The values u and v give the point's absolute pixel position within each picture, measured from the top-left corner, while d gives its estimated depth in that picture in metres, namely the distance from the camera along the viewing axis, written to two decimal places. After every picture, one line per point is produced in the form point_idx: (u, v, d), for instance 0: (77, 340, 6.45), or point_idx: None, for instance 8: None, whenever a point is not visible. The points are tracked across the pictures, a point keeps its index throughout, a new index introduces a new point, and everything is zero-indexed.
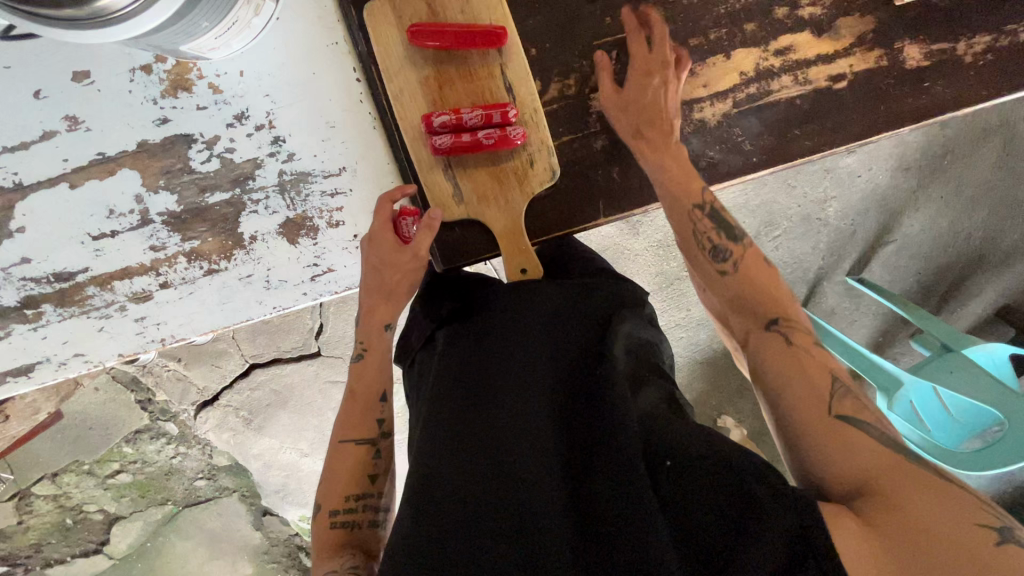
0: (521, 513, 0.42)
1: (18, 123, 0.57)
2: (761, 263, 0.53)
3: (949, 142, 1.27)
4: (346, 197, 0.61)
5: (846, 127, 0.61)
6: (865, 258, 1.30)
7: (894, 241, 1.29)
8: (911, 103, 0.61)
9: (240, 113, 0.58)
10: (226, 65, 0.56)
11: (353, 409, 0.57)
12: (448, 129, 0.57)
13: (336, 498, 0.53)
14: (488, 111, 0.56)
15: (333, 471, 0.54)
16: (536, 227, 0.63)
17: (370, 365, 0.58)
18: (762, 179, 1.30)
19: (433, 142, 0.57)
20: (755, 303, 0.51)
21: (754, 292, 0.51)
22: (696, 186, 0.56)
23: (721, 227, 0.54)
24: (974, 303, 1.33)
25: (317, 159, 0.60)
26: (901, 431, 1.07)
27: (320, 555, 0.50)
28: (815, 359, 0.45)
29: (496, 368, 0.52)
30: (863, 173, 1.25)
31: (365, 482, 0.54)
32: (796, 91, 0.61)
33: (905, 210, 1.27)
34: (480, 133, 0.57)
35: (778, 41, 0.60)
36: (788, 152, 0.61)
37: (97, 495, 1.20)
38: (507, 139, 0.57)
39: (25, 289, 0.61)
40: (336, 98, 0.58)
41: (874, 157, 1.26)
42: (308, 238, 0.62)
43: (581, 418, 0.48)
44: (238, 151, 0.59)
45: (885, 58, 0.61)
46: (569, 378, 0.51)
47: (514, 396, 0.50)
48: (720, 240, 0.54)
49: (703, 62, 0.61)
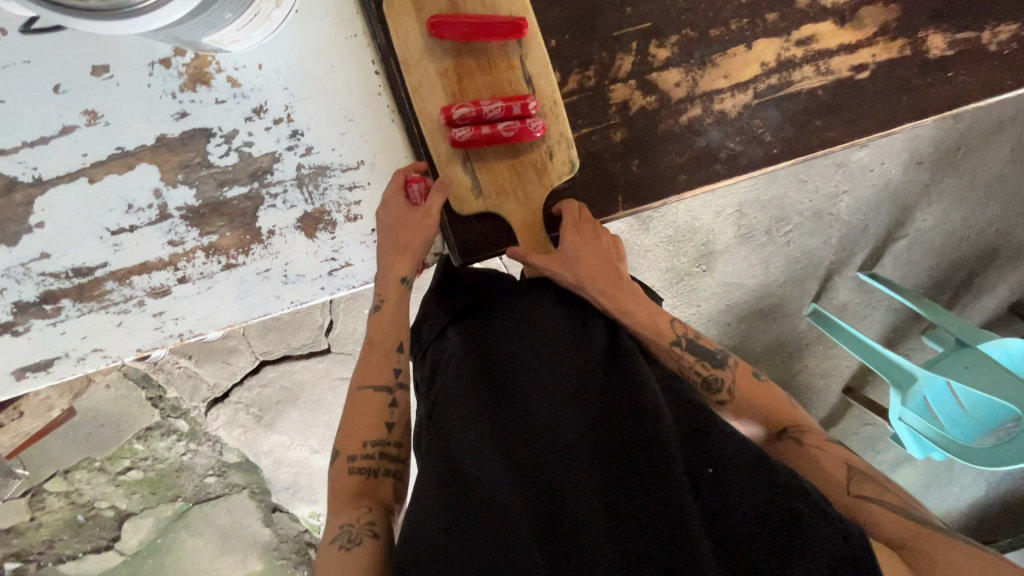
0: (556, 507, 0.43)
1: (37, 118, 0.56)
2: (749, 385, 0.56)
3: (964, 136, 1.26)
4: (364, 190, 0.61)
5: (868, 118, 0.61)
6: (879, 253, 1.29)
7: (908, 236, 1.28)
8: (934, 94, 0.61)
9: (258, 107, 0.58)
10: (245, 59, 0.56)
11: (372, 355, 0.57)
12: (467, 121, 0.56)
13: (354, 444, 0.53)
14: (508, 103, 0.56)
15: (351, 419, 0.55)
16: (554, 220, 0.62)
17: (386, 313, 0.58)
18: (773, 174, 1.29)
19: (452, 134, 0.56)
20: (761, 414, 0.55)
21: (758, 418, 0.55)
22: (663, 324, 0.58)
23: (704, 358, 0.57)
24: (987, 298, 1.32)
25: (335, 153, 0.59)
26: (916, 428, 1.07)
27: (339, 500, 0.51)
28: (826, 451, 0.50)
29: (520, 364, 0.53)
30: (875, 167, 1.24)
31: (382, 429, 0.54)
32: (818, 82, 0.60)
33: (919, 204, 1.26)
34: (500, 125, 0.56)
35: (799, 31, 0.60)
36: (810, 143, 0.61)
37: (108, 491, 1.20)
38: (527, 131, 0.57)
39: (43, 285, 0.61)
40: (354, 91, 0.58)
41: (887, 150, 1.25)
42: (326, 232, 0.62)
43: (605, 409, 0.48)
44: (256, 145, 0.59)
45: (907, 47, 0.60)
46: (599, 378, 0.51)
47: (545, 397, 0.49)
48: (709, 375, 0.56)
49: (724, 52, 0.60)
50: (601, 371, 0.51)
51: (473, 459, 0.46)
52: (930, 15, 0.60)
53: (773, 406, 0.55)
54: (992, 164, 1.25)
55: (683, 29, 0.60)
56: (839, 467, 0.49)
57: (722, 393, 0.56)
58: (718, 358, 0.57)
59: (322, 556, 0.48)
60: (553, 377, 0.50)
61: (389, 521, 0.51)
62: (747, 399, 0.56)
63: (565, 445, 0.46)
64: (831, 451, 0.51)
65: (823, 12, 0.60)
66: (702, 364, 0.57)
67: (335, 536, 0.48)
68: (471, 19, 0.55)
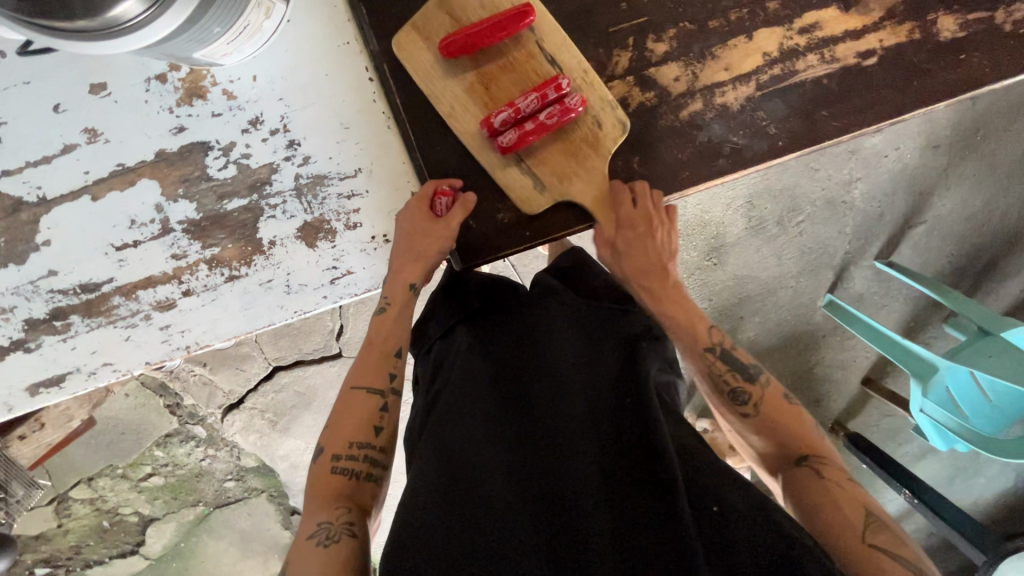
0: (553, 513, 0.44)
1: (39, 137, 0.57)
2: (782, 406, 0.54)
3: (982, 117, 1.22)
4: (363, 198, 0.60)
5: (878, 106, 0.59)
6: (896, 240, 1.26)
7: (926, 222, 1.24)
8: (947, 78, 0.58)
9: (255, 118, 0.58)
10: (239, 71, 0.56)
11: (368, 358, 0.58)
12: (510, 125, 0.57)
13: (340, 444, 0.53)
14: (541, 91, 0.56)
15: (341, 418, 0.55)
16: (554, 223, 0.61)
17: (389, 318, 0.59)
18: (784, 164, 1.27)
19: (500, 143, 0.57)
20: (783, 442, 0.52)
21: (779, 444, 0.52)
22: (702, 330, 0.59)
23: (735, 369, 0.56)
24: (1012, 284, 1.28)
25: (332, 161, 0.59)
26: (937, 419, 1.04)
27: (317, 498, 0.50)
28: (846, 491, 0.46)
29: (530, 375, 0.55)
30: (888, 153, 1.21)
31: (370, 432, 0.54)
32: (823, 70, 0.58)
33: (936, 189, 1.22)
34: (541, 116, 0.56)
35: (802, 19, 0.58)
36: (817, 134, 0.59)
37: (131, 498, 1.23)
38: (569, 109, 0.56)
39: (53, 301, 0.62)
40: (348, 98, 0.58)
41: (901, 135, 1.22)
42: (326, 241, 0.62)
43: (612, 422, 0.49)
44: (254, 157, 0.59)
45: (917, 31, 0.58)
46: (606, 397, 0.51)
47: (550, 418, 0.50)
48: (738, 384, 0.56)
49: (724, 44, 0.59)
50: (609, 392, 0.52)
51: (478, 473, 0.47)
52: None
53: (800, 435, 0.52)
54: (1013, 145, 1.21)
55: (680, 22, 0.59)
56: (857, 506, 0.45)
57: (748, 406, 0.55)
58: (751, 375, 0.56)
59: (294, 553, 0.47)
60: (560, 397, 0.52)
61: (367, 525, 0.50)
62: (772, 417, 0.54)
63: (569, 464, 0.47)
64: (851, 493, 0.46)
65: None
66: (734, 374, 0.56)
67: (312, 533, 0.47)
68: (482, 29, 0.55)
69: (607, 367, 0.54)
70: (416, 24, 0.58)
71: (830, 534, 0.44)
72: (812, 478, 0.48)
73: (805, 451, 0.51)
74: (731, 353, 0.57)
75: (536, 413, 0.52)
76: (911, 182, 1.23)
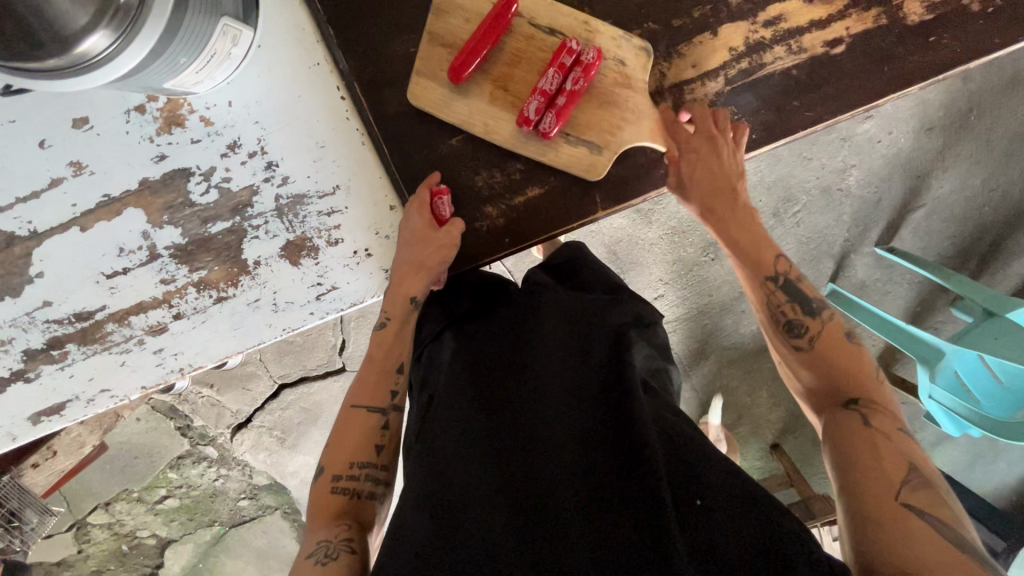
0: (537, 513, 0.44)
1: (27, 174, 0.59)
2: (841, 342, 0.53)
3: (975, 96, 1.20)
4: (343, 214, 0.61)
5: (850, 93, 0.59)
6: (895, 225, 1.24)
7: (924, 206, 1.22)
8: (918, 61, 0.58)
9: (232, 143, 0.59)
10: (214, 98, 0.58)
11: (369, 377, 0.58)
12: (544, 109, 0.58)
13: (340, 463, 0.54)
14: (559, 63, 0.56)
15: (342, 437, 0.55)
16: (534, 228, 0.62)
17: (390, 334, 0.59)
18: (776, 155, 1.26)
19: (544, 130, 0.58)
20: (834, 378, 0.51)
21: (831, 378, 0.51)
22: (767, 256, 0.57)
23: (796, 301, 0.55)
24: (1019, 263, 1.25)
25: (310, 180, 0.60)
26: (947, 404, 1.02)
27: (318, 517, 0.51)
28: (890, 442, 0.45)
29: (515, 376, 0.55)
30: (882, 139, 1.20)
31: (371, 452, 0.55)
32: (791, 61, 0.58)
33: (932, 172, 1.21)
34: (569, 86, 0.57)
35: (766, 12, 0.58)
36: (789, 125, 0.59)
37: (148, 520, 1.24)
38: (590, 66, 0.57)
39: (49, 331, 0.63)
40: (322, 117, 0.59)
41: (893, 120, 1.20)
42: (310, 259, 0.62)
43: (596, 421, 0.50)
44: (234, 180, 0.60)
45: (883, 17, 0.58)
46: (590, 394, 0.52)
47: (533, 416, 0.51)
48: (796, 314, 0.55)
49: (689, 42, 0.59)
50: (592, 389, 0.52)
51: (461, 473, 0.47)
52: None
53: (861, 373, 0.51)
54: (1008, 122, 1.19)
55: (645, 24, 0.59)
56: (900, 461, 0.44)
57: (802, 337, 0.54)
58: (813, 310, 0.55)
59: (295, 570, 0.47)
60: (543, 395, 0.52)
61: (366, 540, 0.51)
62: (826, 352, 0.53)
63: (550, 461, 0.47)
64: (896, 443, 0.45)
65: None
66: (794, 304, 0.56)
67: (310, 551, 0.48)
68: (476, 43, 0.57)
69: (592, 366, 0.54)
70: (418, 70, 0.59)
71: (861, 485, 0.43)
72: (855, 421, 0.47)
73: (861, 387, 0.50)
74: (795, 283, 0.56)
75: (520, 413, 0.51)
76: (906, 165, 1.21)
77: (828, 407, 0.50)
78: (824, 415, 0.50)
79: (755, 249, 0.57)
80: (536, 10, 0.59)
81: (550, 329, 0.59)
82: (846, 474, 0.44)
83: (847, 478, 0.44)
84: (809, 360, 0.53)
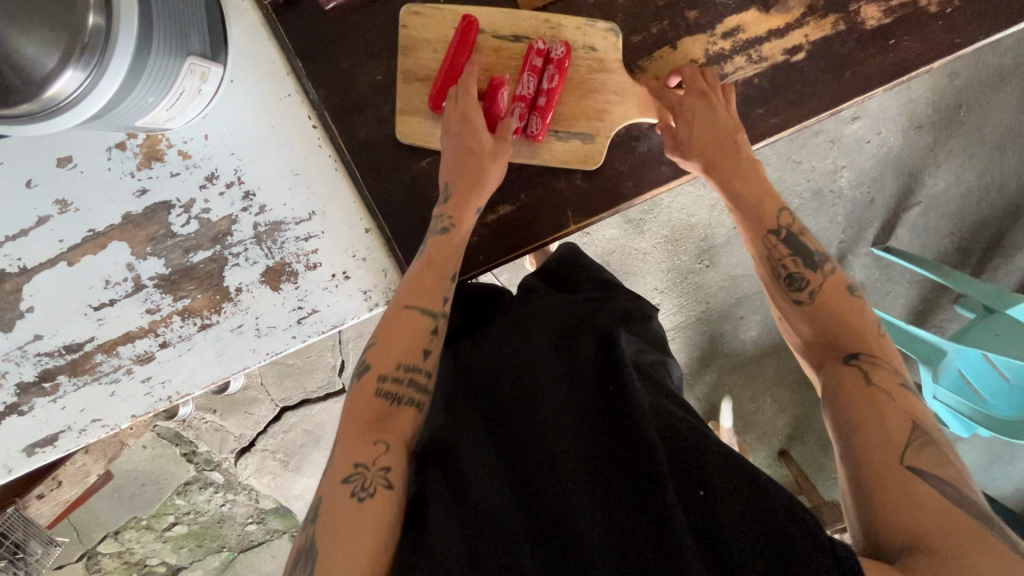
0: (548, 516, 0.44)
1: (16, 213, 0.61)
2: (843, 294, 0.50)
3: (963, 92, 1.19)
4: (320, 238, 0.63)
5: (814, 98, 0.59)
6: (891, 224, 1.23)
7: (918, 203, 1.21)
8: (878, 64, 0.59)
9: (210, 174, 0.61)
10: (191, 132, 0.60)
11: (425, 274, 0.54)
12: (529, 113, 0.58)
13: (388, 363, 0.50)
14: (530, 67, 0.57)
15: (391, 333, 0.51)
16: (507, 245, 0.62)
17: (455, 239, 0.56)
18: (766, 159, 1.26)
19: (533, 134, 0.58)
20: (836, 334, 0.49)
21: (836, 328, 0.49)
22: (772, 207, 0.55)
23: (798, 253, 0.52)
24: (1022, 257, 1.23)
25: (287, 207, 0.62)
26: (949, 403, 1.01)
27: (363, 417, 0.47)
28: (893, 400, 0.43)
29: (508, 370, 0.53)
30: (870, 139, 1.19)
31: (419, 355, 0.51)
32: (752, 70, 0.59)
33: (925, 169, 1.20)
34: (546, 86, 0.57)
35: (724, 24, 0.59)
36: (755, 133, 0.60)
37: (157, 548, 1.25)
38: (561, 62, 0.57)
39: (41, 364, 0.65)
40: (296, 146, 0.61)
41: (881, 119, 1.20)
42: (289, 283, 0.64)
43: (596, 414, 0.50)
44: (214, 211, 0.62)
45: (841, 22, 0.59)
46: (585, 384, 0.51)
47: (531, 405, 0.50)
48: (801, 264, 0.52)
49: (650, 56, 0.60)
50: (587, 378, 0.52)
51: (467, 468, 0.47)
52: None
53: (864, 322, 0.48)
54: (997, 117, 1.18)
55: None
56: (904, 418, 0.42)
57: (805, 287, 0.51)
58: (813, 261, 0.52)
59: (326, 493, 0.44)
60: (536, 384, 0.52)
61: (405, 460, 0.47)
62: (832, 304, 0.50)
63: (554, 449, 0.47)
64: (897, 402, 0.43)
65: (744, 2, 0.59)
66: (800, 253, 0.53)
67: (347, 476, 0.44)
68: (448, 70, 0.58)
69: (584, 356, 0.54)
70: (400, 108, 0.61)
71: (862, 452, 0.41)
72: (856, 378, 0.45)
73: (866, 341, 0.47)
74: (797, 236, 0.54)
75: (517, 411, 0.50)
76: (898, 164, 1.21)
77: (829, 360, 0.48)
78: (824, 370, 0.48)
79: (758, 197, 0.55)
80: (499, 23, 0.59)
81: (538, 320, 0.58)
82: (848, 435, 0.43)
83: (850, 440, 0.43)
84: (807, 314, 0.51)
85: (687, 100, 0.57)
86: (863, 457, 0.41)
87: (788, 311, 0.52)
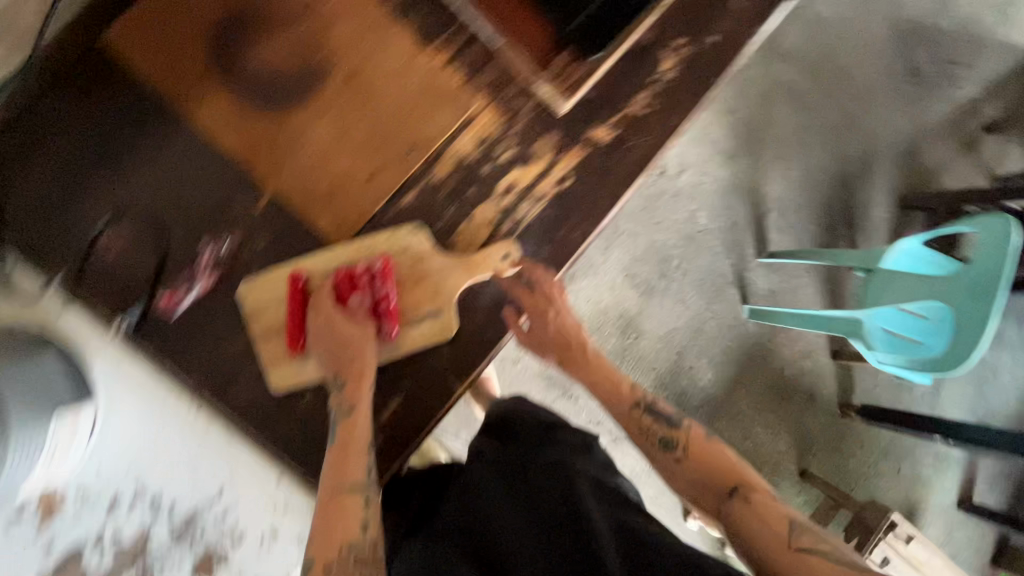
0: None
1: None
2: (704, 443, 0.62)
3: (750, 115, 1.42)
4: (230, 514, 0.77)
5: (595, 207, 0.72)
6: (760, 233, 1.41)
7: (771, 207, 1.40)
8: (628, 163, 0.73)
9: (113, 501, 0.74)
10: (83, 475, 0.72)
11: (340, 457, 0.57)
12: (379, 320, 0.65)
13: (325, 549, 0.52)
14: (361, 287, 0.63)
15: (323, 521, 0.53)
16: (412, 429, 0.67)
17: (359, 418, 0.59)
18: (635, 229, 1.43)
19: (391, 332, 0.65)
20: (714, 475, 0.60)
21: (710, 472, 0.60)
22: (624, 387, 0.68)
23: (659, 420, 0.65)
24: (876, 209, 1.41)
25: (192, 502, 0.76)
26: (896, 361, 1.04)
27: None
28: (772, 510, 0.54)
29: (481, 543, 0.54)
30: (703, 180, 1.40)
31: (358, 533, 0.53)
32: (539, 208, 0.71)
33: (758, 180, 1.41)
34: (381, 294, 0.64)
35: (500, 185, 0.70)
36: (567, 249, 0.71)
37: None
38: (384, 271, 0.64)
39: None
40: (182, 451, 0.75)
41: (703, 163, 1.40)
42: (220, 562, 0.78)
43: (567, 560, 0.50)
44: (122, 532, 0.75)
45: (584, 147, 0.72)
46: (548, 500, 0.55)
47: (506, 538, 0.54)
48: (664, 423, 0.65)
49: (456, 234, 0.69)
50: (551, 492, 0.56)
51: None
52: (586, 112, 0.72)
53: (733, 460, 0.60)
54: (784, 124, 1.41)
55: None
56: (782, 523, 0.53)
57: (676, 444, 0.63)
58: (674, 423, 0.65)
59: None
60: (506, 518, 0.55)
61: None
62: (705, 451, 0.61)
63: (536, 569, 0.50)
64: (777, 510, 0.54)
65: (506, 165, 0.71)
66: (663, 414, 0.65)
67: None
68: (293, 321, 0.63)
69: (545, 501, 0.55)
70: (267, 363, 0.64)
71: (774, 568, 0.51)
72: (744, 508, 0.55)
73: (739, 475, 0.59)
74: (653, 405, 0.66)
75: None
76: (735, 187, 1.41)
77: (720, 503, 0.58)
78: (718, 511, 0.58)
79: (611, 383, 0.69)
80: (314, 266, 0.65)
81: (491, 463, 0.62)
82: (753, 550, 0.53)
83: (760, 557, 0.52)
84: (688, 467, 0.61)
85: (530, 305, 0.69)
86: (771, 557, 0.51)
87: (673, 468, 0.62)
